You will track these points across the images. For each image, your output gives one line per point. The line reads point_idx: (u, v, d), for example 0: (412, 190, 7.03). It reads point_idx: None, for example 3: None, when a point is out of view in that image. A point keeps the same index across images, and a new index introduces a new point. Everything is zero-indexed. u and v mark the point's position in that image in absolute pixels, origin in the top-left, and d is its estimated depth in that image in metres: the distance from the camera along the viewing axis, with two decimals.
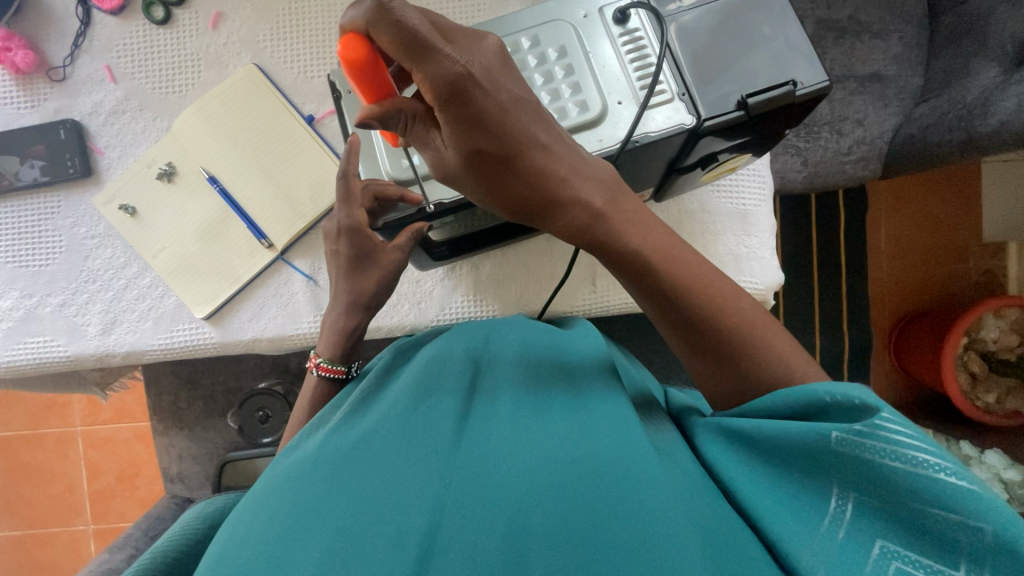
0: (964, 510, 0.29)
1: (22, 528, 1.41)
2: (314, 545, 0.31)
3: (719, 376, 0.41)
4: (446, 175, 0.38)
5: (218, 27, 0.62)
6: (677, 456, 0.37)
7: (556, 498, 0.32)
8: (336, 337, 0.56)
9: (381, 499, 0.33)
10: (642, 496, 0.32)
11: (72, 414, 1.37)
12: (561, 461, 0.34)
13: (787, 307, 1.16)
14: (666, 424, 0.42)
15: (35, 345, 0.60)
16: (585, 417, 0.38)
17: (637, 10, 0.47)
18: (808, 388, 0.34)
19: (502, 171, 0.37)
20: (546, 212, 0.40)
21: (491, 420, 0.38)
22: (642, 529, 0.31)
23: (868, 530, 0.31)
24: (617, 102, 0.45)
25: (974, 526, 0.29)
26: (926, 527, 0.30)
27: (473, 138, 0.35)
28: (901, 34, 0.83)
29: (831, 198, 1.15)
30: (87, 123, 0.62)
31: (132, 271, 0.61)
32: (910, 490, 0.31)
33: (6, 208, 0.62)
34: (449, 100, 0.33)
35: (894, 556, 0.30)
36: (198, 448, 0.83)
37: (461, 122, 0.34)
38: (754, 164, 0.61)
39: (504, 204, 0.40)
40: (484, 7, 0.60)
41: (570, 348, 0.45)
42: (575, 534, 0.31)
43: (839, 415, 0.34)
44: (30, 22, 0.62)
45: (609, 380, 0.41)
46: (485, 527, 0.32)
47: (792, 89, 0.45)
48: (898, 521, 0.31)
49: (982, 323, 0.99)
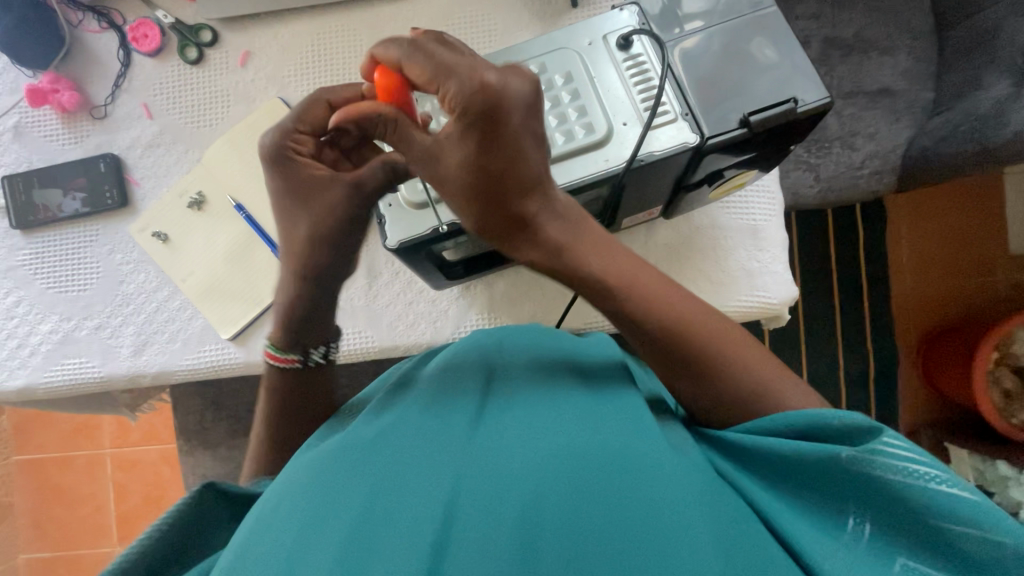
0: (979, 523, 0.31)
1: (50, 551, 1.44)
2: (333, 534, 0.32)
3: (704, 397, 0.42)
4: (437, 177, 0.40)
5: (246, 64, 0.66)
6: (684, 448, 0.38)
7: (567, 489, 0.33)
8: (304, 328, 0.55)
9: (396, 496, 0.34)
10: (654, 491, 0.33)
11: (102, 436, 1.42)
12: (572, 455, 0.35)
13: (808, 323, 1.14)
14: (673, 421, 0.42)
15: (72, 366, 0.63)
16: (595, 415, 0.39)
17: (640, 37, 0.49)
18: (814, 412, 0.36)
19: (494, 197, 0.39)
20: (520, 232, 0.41)
21: (506, 418, 0.39)
22: (658, 521, 0.31)
23: (888, 547, 0.33)
24: (623, 124, 0.47)
25: (995, 542, 0.31)
26: (948, 544, 0.32)
27: (484, 157, 0.37)
28: (909, 50, 0.84)
29: (848, 213, 1.14)
30: (125, 157, 0.66)
31: (163, 295, 0.64)
32: (930, 507, 0.32)
33: (49, 237, 0.66)
34: (473, 118, 0.36)
35: (916, 572, 0.32)
36: (222, 468, 0.84)
37: (483, 143, 0.37)
38: (763, 180, 0.62)
39: (478, 224, 0.41)
40: (496, 38, 0.63)
41: (581, 352, 0.47)
42: (590, 529, 0.31)
43: (853, 438, 0.35)
44: (76, 66, 0.67)
45: (626, 377, 0.44)
46: (497, 520, 0.32)
47: (793, 106, 0.46)
48: (917, 538, 0.33)
49: (1013, 337, 0.96)
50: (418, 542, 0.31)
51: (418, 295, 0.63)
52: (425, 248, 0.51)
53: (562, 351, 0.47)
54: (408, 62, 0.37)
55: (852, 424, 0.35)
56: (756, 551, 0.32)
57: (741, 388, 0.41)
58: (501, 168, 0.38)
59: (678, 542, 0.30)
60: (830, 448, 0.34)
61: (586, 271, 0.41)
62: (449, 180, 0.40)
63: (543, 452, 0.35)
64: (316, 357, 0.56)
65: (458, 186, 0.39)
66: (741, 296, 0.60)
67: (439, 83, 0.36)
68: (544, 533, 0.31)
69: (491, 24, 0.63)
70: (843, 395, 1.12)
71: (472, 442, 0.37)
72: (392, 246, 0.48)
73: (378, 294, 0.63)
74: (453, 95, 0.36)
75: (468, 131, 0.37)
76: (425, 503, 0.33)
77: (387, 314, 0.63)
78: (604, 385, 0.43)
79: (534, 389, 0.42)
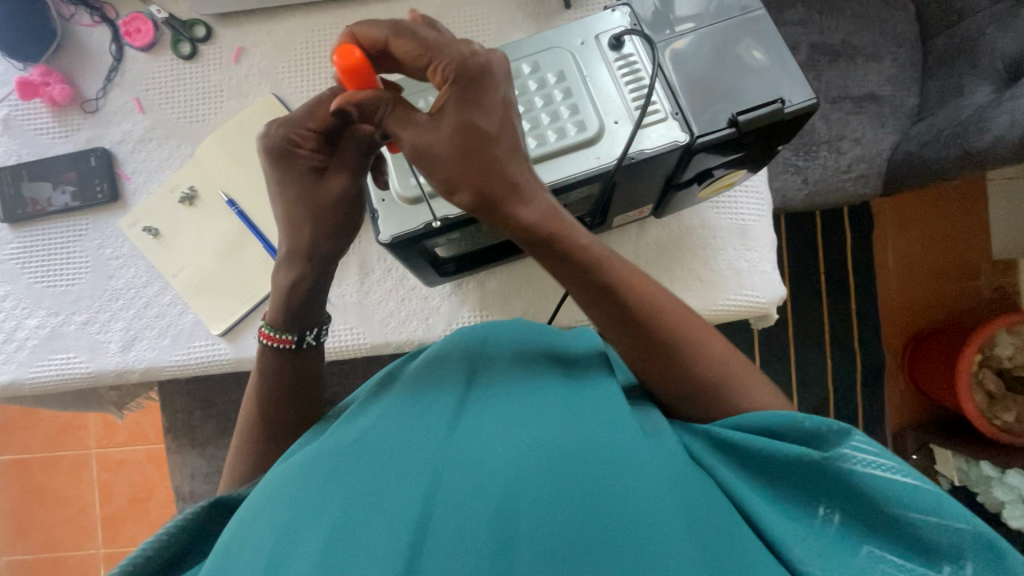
0: (942, 513, 0.34)
1: (33, 552, 1.41)
2: (316, 531, 0.32)
3: (668, 382, 0.44)
4: (423, 154, 0.40)
5: (240, 60, 0.66)
6: (663, 438, 0.39)
7: (545, 480, 0.33)
8: (293, 323, 0.55)
9: (379, 491, 0.34)
10: (632, 483, 0.33)
11: (88, 436, 1.40)
12: (552, 448, 0.35)
13: (796, 325, 1.15)
14: (652, 408, 0.43)
15: (59, 361, 0.63)
16: (576, 407, 0.39)
17: (631, 37, 0.50)
18: (791, 416, 0.38)
19: (473, 163, 0.40)
20: (511, 202, 0.41)
21: (486, 414, 0.39)
22: (635, 514, 0.32)
23: (855, 537, 0.35)
24: (614, 122, 0.48)
25: (954, 529, 0.33)
26: (908, 532, 0.34)
27: (472, 120, 0.40)
28: (894, 56, 0.86)
29: (836, 216, 1.16)
30: (116, 151, 0.66)
31: (153, 290, 0.64)
32: (889, 499, 0.35)
33: (38, 230, 0.65)
34: (463, 84, 0.39)
35: (881, 559, 0.34)
36: (211, 467, 0.84)
37: (464, 105, 0.39)
38: (752, 181, 0.64)
39: (472, 194, 0.41)
40: (489, 38, 0.64)
41: (564, 345, 0.48)
42: (568, 521, 0.32)
43: (812, 438, 0.38)
44: (67, 60, 0.67)
45: (604, 368, 0.45)
46: (476, 511, 0.32)
47: (780, 106, 0.47)
48: (882, 529, 0.35)
49: (995, 340, 0.98)
50: (397, 539, 0.31)
51: (411, 292, 0.63)
52: (418, 243, 0.51)
53: (546, 343, 0.48)
54: (394, 41, 0.39)
55: (825, 426, 0.37)
56: (733, 539, 0.33)
57: (706, 379, 0.43)
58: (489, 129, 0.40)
59: (657, 535, 0.31)
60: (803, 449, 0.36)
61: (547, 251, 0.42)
62: (440, 142, 0.40)
63: (521, 447, 0.35)
64: (310, 340, 0.56)
65: (449, 148, 0.40)
66: (729, 295, 0.61)
67: (429, 56, 0.39)
68: (524, 524, 0.32)
69: (484, 24, 0.64)
70: (830, 396, 1.14)
71: (452, 439, 0.37)
72: (385, 241, 0.48)
73: (370, 291, 0.63)
74: (444, 64, 0.38)
75: (456, 100, 0.39)
76: (405, 502, 0.33)
77: (380, 311, 0.63)
78: (587, 377, 0.44)
79: (515, 384, 0.42)
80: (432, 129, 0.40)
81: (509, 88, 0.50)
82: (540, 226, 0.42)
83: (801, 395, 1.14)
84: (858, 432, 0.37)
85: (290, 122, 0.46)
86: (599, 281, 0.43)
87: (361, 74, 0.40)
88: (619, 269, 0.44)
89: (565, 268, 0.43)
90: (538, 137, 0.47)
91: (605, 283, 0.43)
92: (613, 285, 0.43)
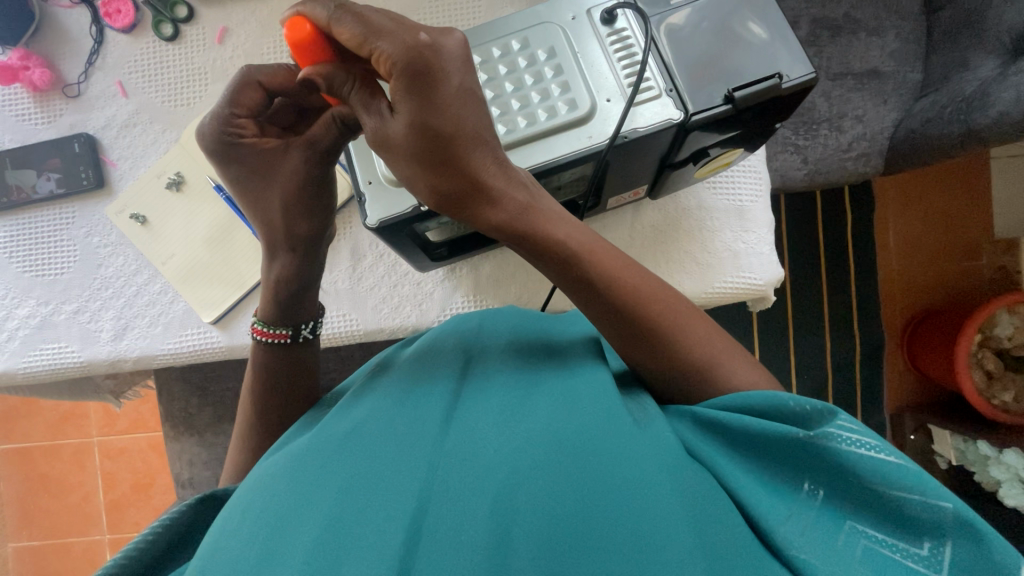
0: (925, 490, 0.33)
1: (40, 539, 1.43)
2: (306, 531, 0.31)
3: (657, 359, 0.43)
4: (383, 144, 0.39)
5: (224, 42, 0.64)
6: (656, 426, 0.38)
7: (542, 473, 0.33)
8: (279, 303, 0.54)
9: (370, 489, 0.33)
10: (629, 474, 0.33)
11: (89, 424, 1.40)
12: (547, 441, 0.35)
13: (795, 307, 1.15)
14: (644, 396, 0.43)
15: (50, 351, 0.62)
16: (573, 397, 0.39)
17: (624, 11, 0.48)
18: (777, 396, 0.38)
19: (439, 165, 0.39)
20: (479, 205, 0.40)
21: (481, 405, 0.38)
22: (633, 508, 0.31)
23: (840, 513, 0.35)
24: (606, 100, 0.46)
25: (934, 506, 0.32)
26: (891, 509, 0.34)
27: (426, 118, 0.37)
28: (898, 30, 0.83)
29: (837, 196, 1.14)
30: (100, 137, 0.64)
31: (143, 278, 0.63)
32: (872, 476, 0.34)
33: (22, 219, 0.64)
34: (409, 79, 0.36)
35: (864, 535, 0.34)
36: (209, 453, 0.84)
37: (421, 104, 0.37)
38: (749, 160, 0.62)
39: (429, 193, 0.41)
40: (480, 15, 0.62)
41: (556, 332, 0.48)
42: (565, 515, 0.31)
43: (798, 418, 0.38)
44: (46, 42, 0.65)
45: (592, 353, 0.45)
46: (471, 507, 0.32)
47: (777, 82, 0.46)
48: (866, 506, 0.35)
49: (995, 320, 0.97)
50: (392, 535, 0.30)
51: (403, 277, 0.63)
52: (407, 227, 0.50)
53: (543, 332, 0.48)
54: (336, 24, 0.36)
55: (810, 407, 0.37)
56: (726, 527, 0.33)
57: (691, 362, 0.43)
58: (447, 129, 0.38)
59: (660, 531, 0.30)
60: (790, 430, 0.36)
61: (523, 247, 0.42)
62: (399, 136, 0.38)
63: (518, 441, 0.35)
64: (306, 333, 0.56)
65: (403, 147, 0.38)
66: (727, 277, 0.60)
67: (370, 46, 0.35)
68: (521, 518, 0.31)
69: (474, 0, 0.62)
70: (828, 377, 1.14)
71: (446, 433, 0.36)
72: (372, 225, 0.47)
73: (362, 277, 0.63)
74: (387, 58, 0.35)
75: (408, 96, 0.36)
76: (399, 497, 0.32)
77: (373, 296, 0.62)
78: (582, 362, 0.43)
79: (512, 373, 0.42)
80: (389, 122, 0.38)
81: (498, 65, 0.48)
82: (514, 223, 0.41)
83: (800, 376, 1.14)
84: (843, 413, 0.37)
85: (224, 114, 0.48)
86: (578, 276, 0.42)
87: (304, 50, 0.38)
88: (607, 269, 0.42)
89: (541, 264, 0.43)
90: (528, 117, 0.46)
91: (581, 276, 0.42)
92: (589, 277, 0.42)
